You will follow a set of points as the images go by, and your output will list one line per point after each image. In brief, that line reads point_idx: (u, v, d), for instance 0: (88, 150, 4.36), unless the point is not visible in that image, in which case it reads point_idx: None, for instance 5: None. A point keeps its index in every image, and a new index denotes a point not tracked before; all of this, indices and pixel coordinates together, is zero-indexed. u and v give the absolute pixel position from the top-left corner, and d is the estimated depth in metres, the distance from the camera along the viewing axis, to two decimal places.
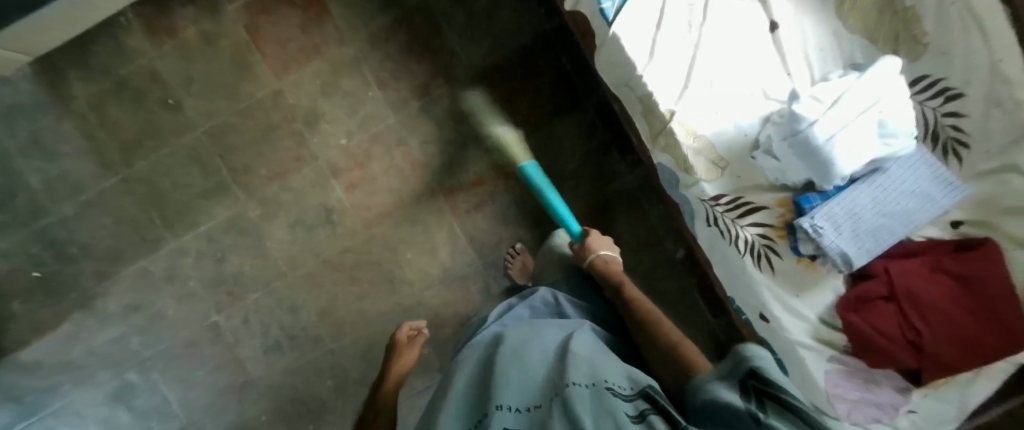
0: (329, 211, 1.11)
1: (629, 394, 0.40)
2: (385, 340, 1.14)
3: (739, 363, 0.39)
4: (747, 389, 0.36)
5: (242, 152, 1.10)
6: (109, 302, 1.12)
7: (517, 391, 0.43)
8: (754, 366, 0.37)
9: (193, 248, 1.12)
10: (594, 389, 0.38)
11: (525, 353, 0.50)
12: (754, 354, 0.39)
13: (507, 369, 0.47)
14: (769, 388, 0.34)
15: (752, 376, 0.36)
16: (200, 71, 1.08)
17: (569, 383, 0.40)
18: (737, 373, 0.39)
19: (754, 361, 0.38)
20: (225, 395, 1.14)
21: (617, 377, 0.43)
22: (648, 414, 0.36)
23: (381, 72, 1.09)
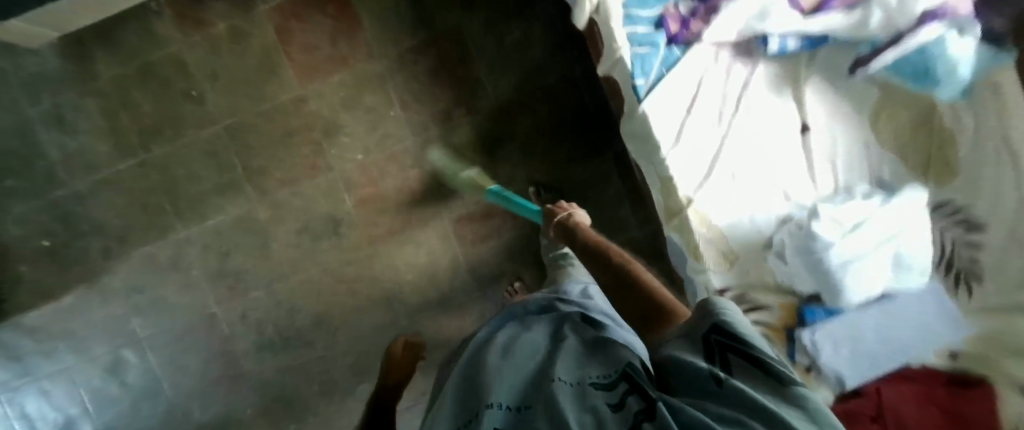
0: (337, 223, 1.12)
1: (614, 378, 0.30)
2: (376, 354, 1.16)
3: (696, 318, 0.28)
4: (716, 361, 0.25)
5: (259, 152, 1.10)
6: (113, 280, 1.14)
7: (501, 387, 0.36)
8: (723, 316, 0.26)
9: (199, 239, 1.13)
10: (578, 385, 0.31)
11: (511, 353, 0.44)
12: (716, 301, 0.28)
13: (493, 372, 0.40)
14: (738, 352, 0.25)
15: (719, 330, 0.26)
16: (225, 66, 1.07)
17: (556, 379, 0.33)
18: (692, 325, 0.28)
19: (711, 314, 0.27)
20: (215, 384, 1.17)
21: (605, 362, 0.35)
22: (627, 398, 0.26)
23: (405, 92, 1.07)
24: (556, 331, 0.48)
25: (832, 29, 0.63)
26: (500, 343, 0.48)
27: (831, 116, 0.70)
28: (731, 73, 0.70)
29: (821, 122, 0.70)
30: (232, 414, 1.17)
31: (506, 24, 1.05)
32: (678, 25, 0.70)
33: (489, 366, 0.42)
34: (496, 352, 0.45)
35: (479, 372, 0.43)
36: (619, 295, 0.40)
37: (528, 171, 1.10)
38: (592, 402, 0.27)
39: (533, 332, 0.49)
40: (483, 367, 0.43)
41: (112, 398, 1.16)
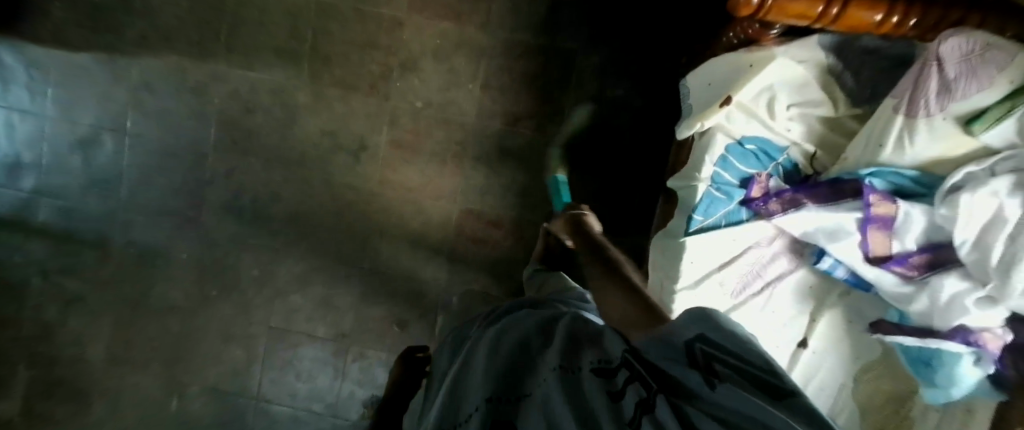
0: (363, 148, 1.10)
1: (611, 365, 0.30)
2: (322, 280, 1.14)
3: (683, 329, 0.26)
4: (704, 367, 0.23)
5: (335, 42, 1.07)
6: (132, 66, 1.09)
7: (487, 380, 0.36)
8: (706, 335, 0.24)
9: (233, 83, 1.09)
10: (570, 377, 0.30)
11: (500, 337, 0.43)
12: (699, 313, 0.26)
13: (481, 362, 0.39)
14: (730, 356, 0.23)
15: (706, 346, 0.24)
16: None
17: (548, 372, 0.32)
18: (679, 337, 0.26)
19: (699, 323, 0.25)
20: (165, 215, 1.13)
21: (593, 349, 0.34)
22: (628, 387, 0.26)
23: (493, 77, 1.06)
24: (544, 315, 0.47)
25: (880, 283, 0.64)
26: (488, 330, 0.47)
27: (834, 349, 0.72)
28: (775, 259, 0.72)
29: (822, 347, 0.72)
30: (165, 250, 1.14)
31: (614, 75, 1.03)
32: (761, 193, 0.70)
33: (478, 355, 0.41)
34: (484, 339, 0.44)
35: (468, 360, 0.43)
36: (600, 282, 0.46)
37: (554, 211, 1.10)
38: (592, 395, 0.27)
39: (519, 316, 0.48)
40: (473, 357, 0.42)
41: (68, 168, 1.12)
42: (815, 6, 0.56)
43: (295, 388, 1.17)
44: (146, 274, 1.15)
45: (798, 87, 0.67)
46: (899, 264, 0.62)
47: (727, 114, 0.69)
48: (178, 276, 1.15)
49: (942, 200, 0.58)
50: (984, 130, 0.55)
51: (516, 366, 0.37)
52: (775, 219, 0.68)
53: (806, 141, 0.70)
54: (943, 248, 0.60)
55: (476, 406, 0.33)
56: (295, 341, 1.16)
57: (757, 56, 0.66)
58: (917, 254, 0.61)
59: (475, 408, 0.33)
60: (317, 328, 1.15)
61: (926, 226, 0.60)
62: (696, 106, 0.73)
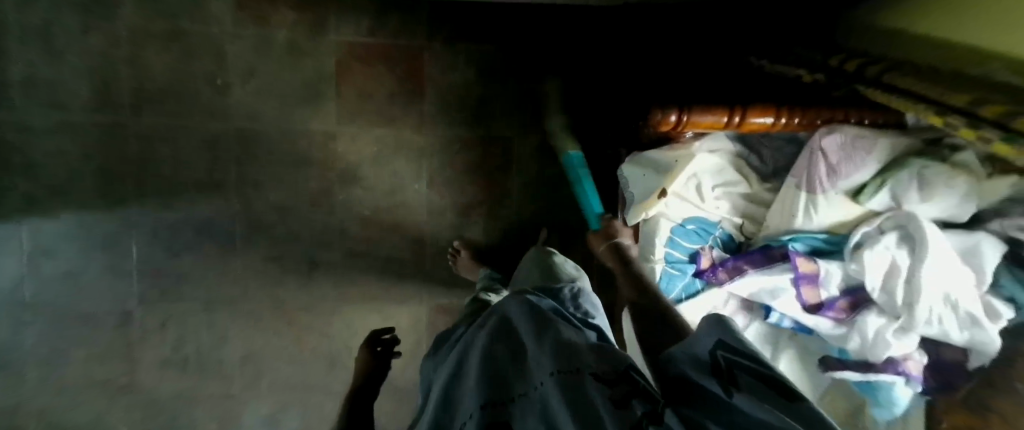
0: (314, 267, 1.06)
1: (609, 374, 0.40)
2: (294, 411, 1.09)
3: (708, 338, 0.38)
4: (724, 371, 0.34)
5: (263, 166, 1.02)
6: (23, 230, 0.96)
7: (487, 391, 0.51)
8: (727, 347, 0.36)
9: (151, 226, 1.00)
10: (573, 381, 0.41)
11: (504, 352, 0.54)
12: (723, 326, 0.37)
13: (484, 377, 0.52)
14: (746, 361, 0.34)
15: (729, 356, 0.35)
16: (267, 73, 1.00)
17: (546, 377, 0.44)
18: (705, 346, 0.38)
19: (719, 334, 0.37)
20: (95, 387, 1.02)
21: (587, 350, 0.45)
22: (630, 398, 0.36)
23: (437, 174, 1.08)
24: (534, 316, 0.55)
25: (819, 329, 0.75)
26: (493, 338, 0.56)
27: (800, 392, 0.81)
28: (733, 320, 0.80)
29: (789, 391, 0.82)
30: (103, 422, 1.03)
31: (551, 154, 1.10)
32: (709, 264, 0.79)
33: (479, 366, 0.54)
34: (489, 350, 0.55)
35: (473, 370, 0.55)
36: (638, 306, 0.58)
37: None
38: (592, 396, 0.38)
39: (516, 320, 0.57)
40: (476, 366, 0.54)
41: None
42: (720, 116, 0.66)
43: None
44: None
45: (717, 170, 0.77)
46: (830, 310, 0.74)
47: (665, 203, 0.78)
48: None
49: (851, 256, 0.70)
50: (868, 200, 0.68)
51: (516, 376, 0.50)
52: (726, 285, 0.77)
53: (735, 215, 0.79)
54: (857, 292, 0.73)
55: (476, 409, 0.50)
56: None
57: (679, 153, 0.76)
58: (840, 298, 0.74)
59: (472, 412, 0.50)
60: None
61: (844, 277, 0.73)
62: (637, 194, 0.81)
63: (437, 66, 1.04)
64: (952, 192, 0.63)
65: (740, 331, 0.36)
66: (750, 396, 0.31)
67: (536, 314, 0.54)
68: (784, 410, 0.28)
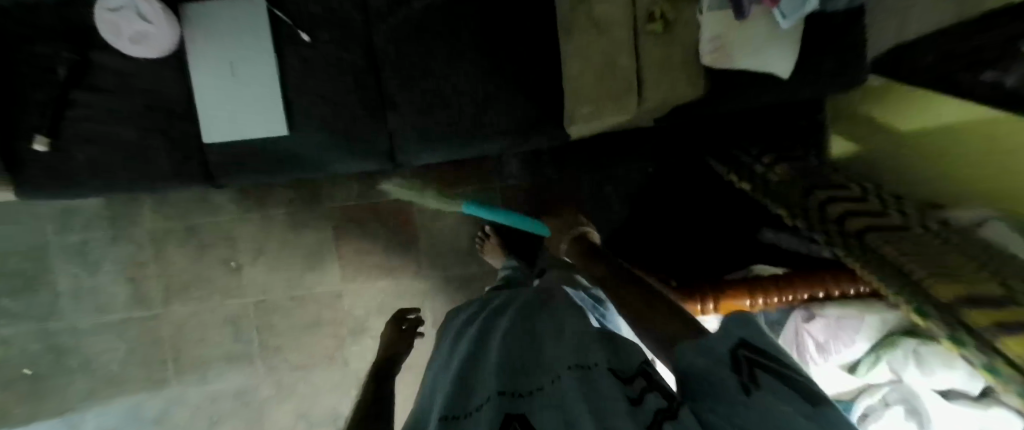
0: (337, 416, 1.13)
1: (629, 373, 0.36)
2: None
3: (732, 332, 0.35)
4: (746, 367, 0.32)
5: (280, 332, 1.10)
6: (88, 417, 1.08)
7: (495, 379, 0.38)
8: (746, 341, 0.34)
9: (193, 400, 1.10)
10: (590, 376, 0.35)
11: (523, 341, 0.45)
12: (744, 327, 0.35)
13: (497, 367, 0.40)
14: (774, 362, 0.32)
15: (743, 346, 0.34)
16: (273, 247, 1.07)
17: (561, 374, 0.37)
18: (720, 340, 0.35)
19: (740, 333, 0.35)
20: None
21: (611, 342, 0.40)
22: (646, 395, 0.32)
23: (440, 313, 1.11)
24: (560, 315, 0.48)
25: None
26: (506, 321, 0.49)
27: None
28: None
29: None
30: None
31: None
32: None
33: (494, 355, 0.42)
34: (507, 339, 0.45)
35: (481, 366, 0.43)
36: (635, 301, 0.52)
37: None
38: (610, 393, 0.32)
39: (542, 310, 0.50)
40: (486, 361, 0.43)
41: None
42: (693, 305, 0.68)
43: None
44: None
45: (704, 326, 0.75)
46: None
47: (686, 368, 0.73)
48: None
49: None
50: (865, 376, 0.66)
51: (528, 368, 0.41)
52: None
53: None
54: None
55: (488, 396, 0.36)
56: None
57: None
58: None
59: (486, 399, 0.37)
60: None
61: None
62: None
63: (426, 215, 1.10)
64: (953, 369, 0.57)
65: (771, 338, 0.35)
66: (769, 389, 0.30)
67: (566, 309, 0.49)
68: (817, 416, 0.27)
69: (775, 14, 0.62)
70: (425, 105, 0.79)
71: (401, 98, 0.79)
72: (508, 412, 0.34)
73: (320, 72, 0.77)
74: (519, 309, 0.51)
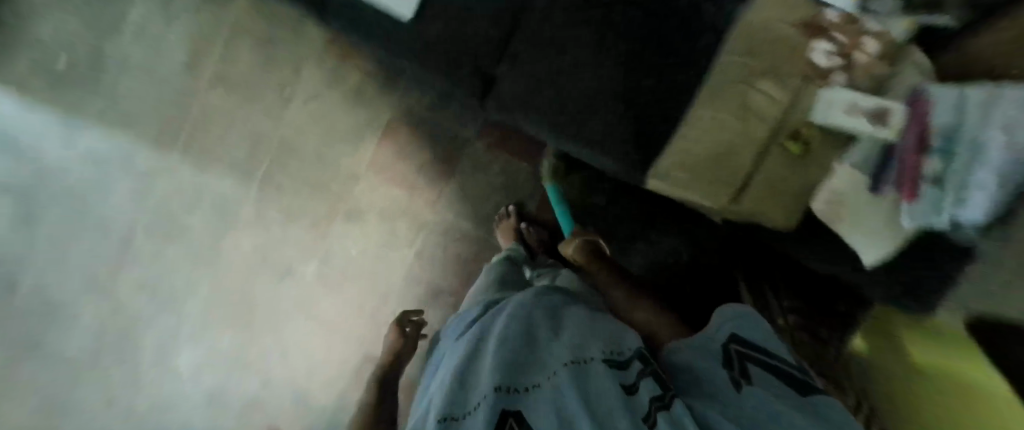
0: (288, 273, 1.15)
1: (621, 361, 0.48)
2: (220, 378, 1.19)
3: (724, 330, 0.53)
4: (741, 359, 0.48)
5: (289, 174, 1.11)
6: (86, 136, 1.10)
7: (494, 373, 0.46)
8: (733, 335, 0.52)
9: (181, 180, 1.12)
10: (585, 373, 0.44)
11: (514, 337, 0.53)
12: (734, 332, 0.52)
13: (496, 362, 0.47)
14: (755, 352, 0.49)
15: (731, 340, 0.51)
16: (328, 101, 1.09)
17: (557, 369, 0.45)
18: (717, 336, 0.53)
19: (729, 329, 0.52)
20: (85, 281, 1.15)
21: (600, 341, 0.51)
22: (639, 382, 0.44)
23: (428, 248, 1.14)
24: (546, 315, 0.57)
25: None
26: (499, 320, 0.57)
27: None
28: None
29: None
30: (71, 322, 1.16)
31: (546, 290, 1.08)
32: None
33: (491, 352, 0.50)
34: (500, 335, 0.53)
35: (480, 361, 0.51)
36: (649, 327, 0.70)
37: None
38: (604, 385, 0.42)
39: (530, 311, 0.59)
40: (485, 358, 0.50)
41: None
42: None
43: None
44: (41, 339, 1.15)
45: None
46: None
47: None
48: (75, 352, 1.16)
49: None
50: None
51: (524, 363, 0.49)
52: None
53: None
54: None
55: (486, 391, 0.43)
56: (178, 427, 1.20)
57: None
58: None
59: (482, 395, 0.44)
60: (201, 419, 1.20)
61: None
62: None
63: (471, 161, 1.11)
64: None
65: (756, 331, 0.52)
66: (763, 378, 0.45)
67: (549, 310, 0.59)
68: (798, 402, 0.42)
69: (903, 207, 0.59)
70: (542, 73, 0.75)
71: (523, 53, 0.75)
72: (508, 408, 0.42)
73: None
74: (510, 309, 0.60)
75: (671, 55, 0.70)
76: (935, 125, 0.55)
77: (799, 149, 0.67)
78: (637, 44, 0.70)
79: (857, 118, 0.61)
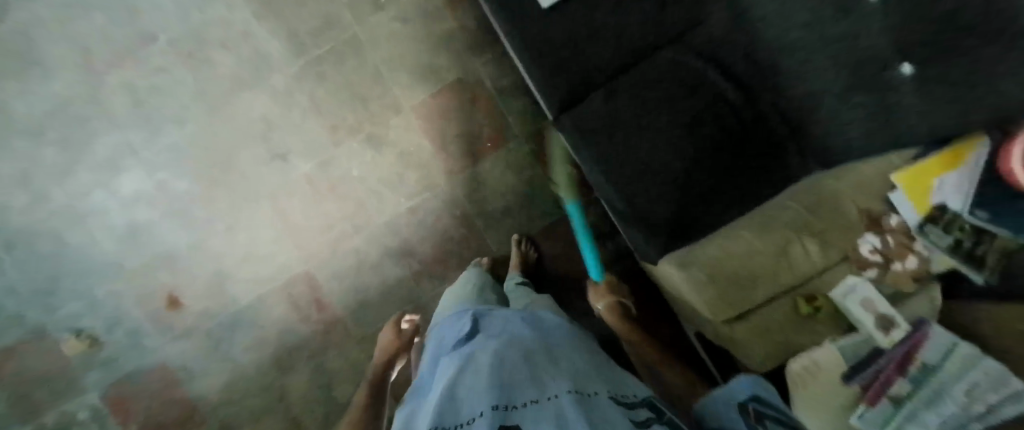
0: (280, 157, 1.10)
1: (627, 400, 0.53)
2: (152, 214, 1.10)
3: (744, 390, 0.53)
4: (753, 417, 0.49)
5: (339, 72, 1.09)
6: None
7: (488, 396, 0.46)
8: (754, 396, 0.52)
9: (234, 15, 1.07)
10: (588, 401, 0.47)
11: (503, 364, 0.54)
12: (755, 392, 0.53)
13: (492, 384, 0.48)
14: (772, 417, 0.49)
15: (751, 400, 0.51)
16: (414, 32, 1.09)
17: (559, 394, 0.47)
18: (737, 393, 0.53)
19: (751, 389, 0.53)
20: (78, 48, 1.06)
21: (601, 383, 0.55)
22: (652, 423, 0.47)
23: (422, 208, 1.12)
24: (524, 350, 0.59)
25: None
26: (481, 351, 0.58)
27: None
28: None
29: None
30: (37, 82, 1.06)
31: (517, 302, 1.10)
32: None
33: (483, 377, 0.50)
34: (489, 363, 0.53)
35: (467, 385, 0.50)
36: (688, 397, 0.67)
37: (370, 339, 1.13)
38: (617, 415, 0.46)
39: (512, 343, 0.60)
40: (476, 380, 0.50)
41: None
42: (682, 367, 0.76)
43: (41, 267, 1.10)
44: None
45: None
46: None
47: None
48: (21, 112, 1.06)
49: None
50: None
51: (518, 385, 0.50)
52: None
53: None
54: None
55: (483, 408, 0.44)
56: (83, 236, 1.10)
57: None
58: None
59: (479, 412, 0.44)
60: (110, 241, 1.11)
61: None
62: None
63: (506, 157, 1.12)
64: None
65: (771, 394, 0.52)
66: None
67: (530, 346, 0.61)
68: None
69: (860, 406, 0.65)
70: (630, 118, 0.79)
71: (627, 93, 0.80)
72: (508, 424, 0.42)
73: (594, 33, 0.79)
74: (490, 341, 0.61)
75: (739, 178, 0.77)
76: (921, 358, 0.65)
77: (807, 311, 0.76)
78: (720, 151, 0.77)
79: (867, 311, 0.71)
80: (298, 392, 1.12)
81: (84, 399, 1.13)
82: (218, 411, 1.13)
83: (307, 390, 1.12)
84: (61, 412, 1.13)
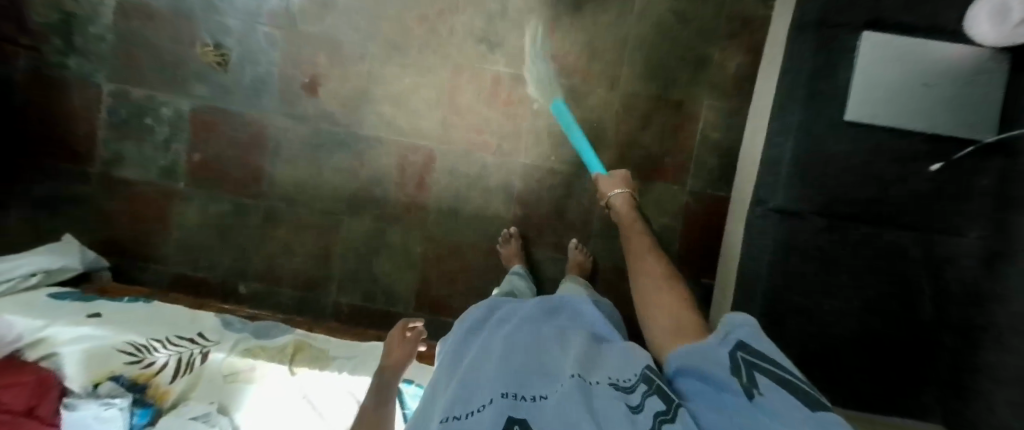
0: (490, 44, 1.07)
1: (627, 382, 0.44)
2: (352, 3, 1.07)
3: (731, 337, 0.44)
4: (746, 369, 0.39)
5: (594, 17, 1.06)
6: None
7: (496, 387, 0.44)
8: (741, 340, 0.42)
9: None
10: (586, 388, 0.42)
11: (522, 352, 0.52)
12: (740, 339, 0.43)
13: (506, 372, 0.47)
14: (766, 362, 0.40)
15: (741, 348, 0.42)
16: (680, 35, 1.05)
17: (563, 381, 0.43)
18: (724, 345, 0.43)
19: (740, 337, 0.43)
20: None
21: (606, 369, 0.48)
22: (646, 400, 0.39)
23: (564, 178, 1.10)
24: (542, 337, 0.56)
25: None
26: (506, 335, 0.56)
27: None
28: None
29: None
30: None
31: None
32: None
33: (499, 364, 0.49)
34: (510, 349, 0.52)
35: (486, 367, 0.50)
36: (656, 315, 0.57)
37: (437, 245, 1.12)
38: (608, 401, 0.39)
39: (539, 329, 0.58)
40: (492, 366, 0.49)
41: None
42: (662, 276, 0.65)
43: None
44: None
45: None
46: None
47: (314, 366, 0.85)
48: None
49: None
50: None
51: (530, 375, 0.47)
52: None
53: None
54: None
55: (492, 398, 0.43)
56: None
57: None
58: None
59: (489, 400, 0.43)
60: None
61: None
62: None
63: (664, 194, 1.09)
64: None
65: (762, 338, 0.43)
66: (770, 389, 0.36)
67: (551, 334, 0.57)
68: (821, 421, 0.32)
69: None
70: (824, 262, 0.79)
71: (841, 240, 0.78)
72: (512, 416, 0.40)
73: (864, 175, 0.77)
74: (521, 325, 0.59)
75: (863, 373, 0.79)
76: None
77: None
78: (870, 342, 0.78)
79: None
80: (349, 238, 1.12)
81: (175, 101, 1.11)
82: (274, 200, 1.12)
83: (357, 243, 1.12)
84: (151, 95, 1.11)
